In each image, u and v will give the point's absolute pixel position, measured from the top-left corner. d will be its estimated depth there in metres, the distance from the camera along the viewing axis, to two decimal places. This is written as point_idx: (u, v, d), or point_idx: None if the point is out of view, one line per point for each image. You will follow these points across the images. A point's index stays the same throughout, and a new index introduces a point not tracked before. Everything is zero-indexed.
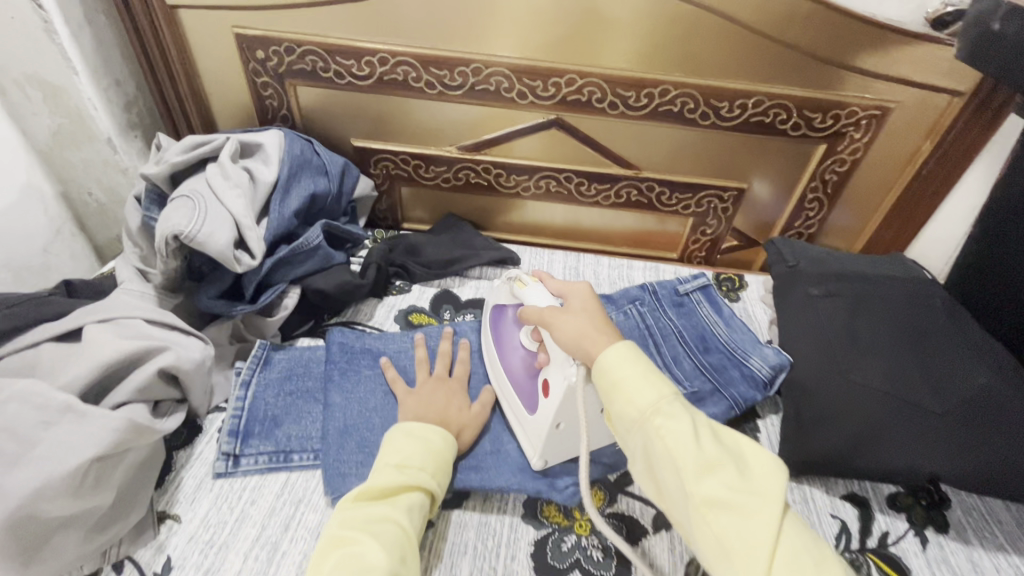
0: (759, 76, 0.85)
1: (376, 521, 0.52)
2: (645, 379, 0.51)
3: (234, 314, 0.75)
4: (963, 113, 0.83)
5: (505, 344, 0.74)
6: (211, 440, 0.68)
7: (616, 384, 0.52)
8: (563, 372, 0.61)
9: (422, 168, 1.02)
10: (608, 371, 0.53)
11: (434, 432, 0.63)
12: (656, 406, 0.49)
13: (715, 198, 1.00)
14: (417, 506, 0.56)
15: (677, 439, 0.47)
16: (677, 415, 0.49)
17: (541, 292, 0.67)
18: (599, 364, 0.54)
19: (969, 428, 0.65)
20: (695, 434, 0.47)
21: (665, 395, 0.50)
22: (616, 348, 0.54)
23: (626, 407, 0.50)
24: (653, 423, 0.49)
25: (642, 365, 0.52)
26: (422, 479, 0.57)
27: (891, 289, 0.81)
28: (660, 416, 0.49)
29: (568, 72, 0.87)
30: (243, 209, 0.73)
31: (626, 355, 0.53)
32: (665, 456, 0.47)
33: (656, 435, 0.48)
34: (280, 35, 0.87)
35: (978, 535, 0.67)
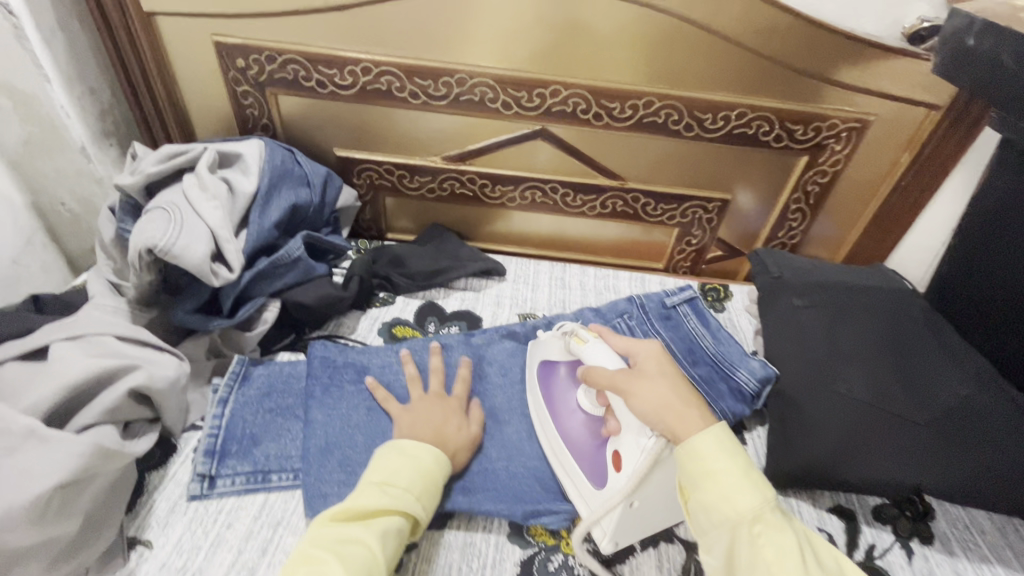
0: (741, 88, 0.86)
1: (345, 544, 0.51)
2: (746, 478, 0.48)
3: (211, 328, 0.72)
4: (940, 126, 0.85)
5: (559, 407, 0.71)
6: (186, 461, 0.66)
7: (713, 476, 0.49)
8: (638, 442, 0.58)
9: (406, 178, 1.00)
10: (705, 459, 0.50)
11: (426, 451, 0.60)
12: (758, 515, 0.46)
13: (700, 209, 1.01)
14: (393, 530, 0.54)
15: (779, 555, 0.45)
16: (779, 527, 0.46)
17: (602, 352, 0.65)
18: (694, 451, 0.50)
19: (950, 438, 0.66)
20: (798, 552, 0.45)
21: (766, 500, 0.48)
22: (715, 435, 0.51)
23: (722, 506, 0.47)
24: (751, 531, 0.46)
25: (743, 462, 0.49)
26: (402, 501, 0.55)
27: (873, 300, 0.82)
28: (761, 524, 0.46)
29: (553, 84, 0.86)
30: (221, 221, 0.71)
31: (726, 447, 0.50)
32: (763, 572, 0.44)
33: (753, 545, 0.46)
34: (261, 44, 0.86)
35: (962, 546, 0.67)
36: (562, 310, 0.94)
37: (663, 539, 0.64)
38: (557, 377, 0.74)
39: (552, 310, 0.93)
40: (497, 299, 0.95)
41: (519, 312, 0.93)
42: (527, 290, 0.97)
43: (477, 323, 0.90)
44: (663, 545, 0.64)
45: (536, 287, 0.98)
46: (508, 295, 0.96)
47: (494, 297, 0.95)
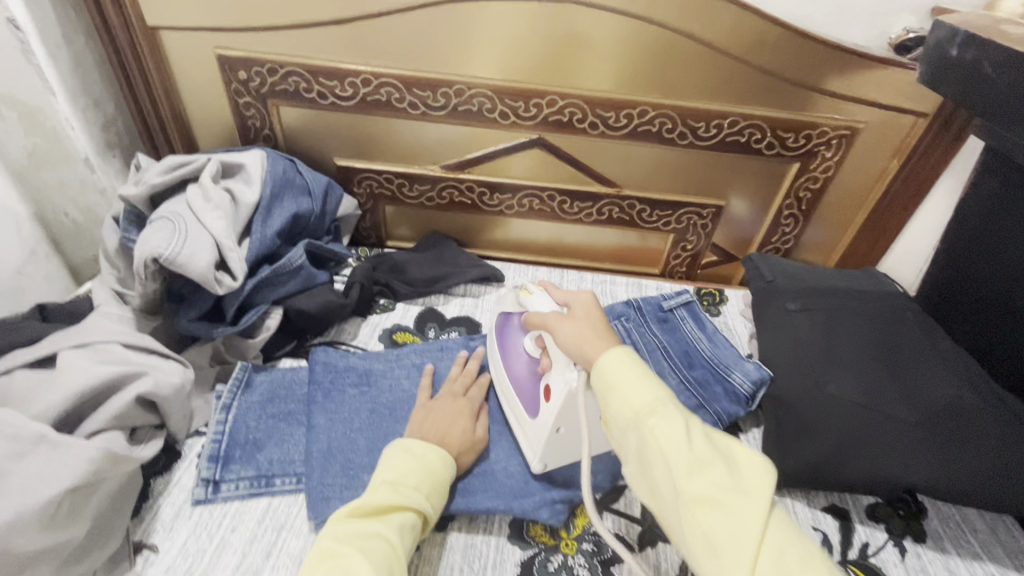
0: (734, 98, 0.88)
1: (365, 538, 0.52)
2: (642, 381, 0.51)
3: (215, 336, 0.73)
4: (928, 133, 0.87)
5: (509, 350, 0.74)
6: (191, 466, 0.67)
7: (614, 386, 0.51)
8: (564, 377, 0.61)
9: (406, 186, 1.02)
10: (606, 372, 0.52)
11: (432, 451, 0.62)
12: (650, 406, 0.49)
13: (694, 215, 1.02)
14: (409, 525, 0.55)
15: (670, 440, 0.46)
16: (671, 417, 0.48)
17: (545, 303, 0.68)
18: (599, 367, 0.53)
19: (941, 437, 0.67)
20: (689, 434, 0.47)
21: (660, 397, 0.50)
22: (616, 351, 0.54)
23: (621, 407, 0.50)
24: (647, 424, 0.48)
25: (637, 367, 0.52)
26: (414, 498, 0.56)
27: (865, 303, 0.83)
28: (655, 417, 0.48)
29: (550, 94, 0.88)
30: (224, 230, 0.73)
31: (623, 358, 0.53)
32: (658, 457, 0.46)
33: (648, 434, 0.47)
34: (263, 57, 0.87)
35: (955, 544, 0.68)
36: None
37: (661, 539, 0.65)
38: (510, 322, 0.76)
39: None
40: (496, 304, 0.96)
41: None
42: None
43: (476, 329, 0.91)
44: (661, 545, 0.65)
45: None
46: None
47: (493, 303, 0.96)
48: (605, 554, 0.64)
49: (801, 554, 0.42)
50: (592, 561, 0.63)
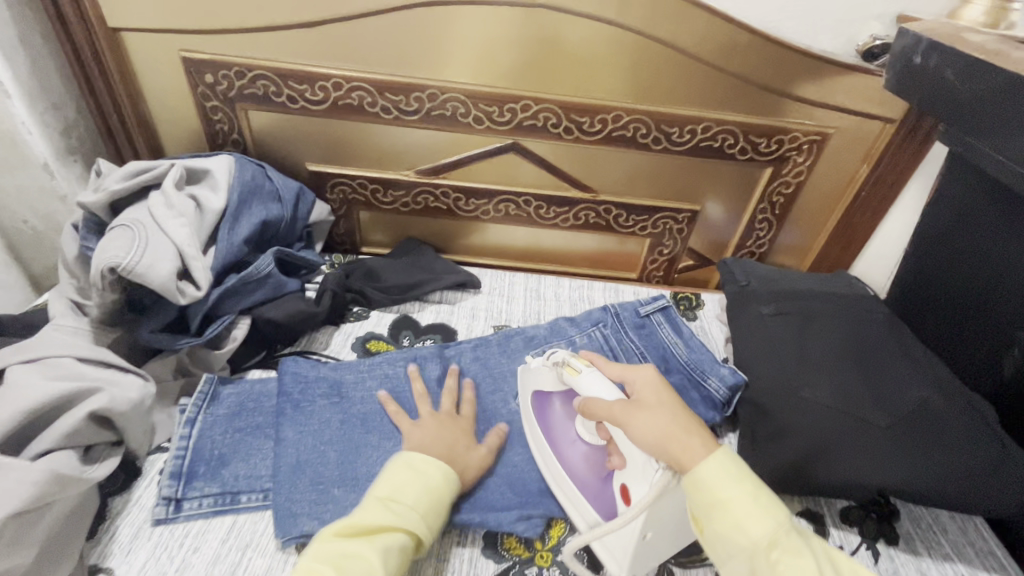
0: (707, 103, 0.88)
1: (347, 559, 0.51)
2: (755, 503, 0.47)
3: (179, 347, 0.71)
4: (895, 138, 0.88)
5: (562, 442, 0.70)
6: (151, 484, 0.64)
7: (725, 507, 0.47)
8: (645, 475, 0.55)
9: (380, 192, 1.00)
10: (715, 490, 0.48)
11: (435, 467, 0.61)
12: (772, 539, 0.46)
13: (670, 220, 1.03)
14: (396, 547, 0.53)
15: None
16: (796, 552, 0.45)
17: (598, 382, 0.64)
18: (697, 483, 0.49)
19: (911, 439, 0.67)
20: (817, 572, 0.45)
21: (779, 525, 0.47)
22: (713, 460, 0.50)
23: (736, 538, 0.46)
24: (769, 559, 0.45)
25: (749, 485, 0.48)
26: (405, 518, 0.55)
27: (838, 307, 0.84)
28: (778, 551, 0.45)
29: (524, 99, 0.88)
30: (188, 238, 0.70)
31: (731, 471, 0.49)
32: None
33: (774, 572, 0.45)
34: (230, 60, 0.85)
35: (926, 545, 0.69)
36: (537, 321, 0.94)
37: None
38: (557, 411, 0.73)
39: (526, 322, 0.94)
40: (472, 311, 0.95)
41: (494, 324, 0.93)
42: (502, 302, 0.98)
43: (452, 336, 0.90)
44: None
45: (511, 299, 0.98)
46: (483, 307, 0.96)
47: (469, 310, 0.95)
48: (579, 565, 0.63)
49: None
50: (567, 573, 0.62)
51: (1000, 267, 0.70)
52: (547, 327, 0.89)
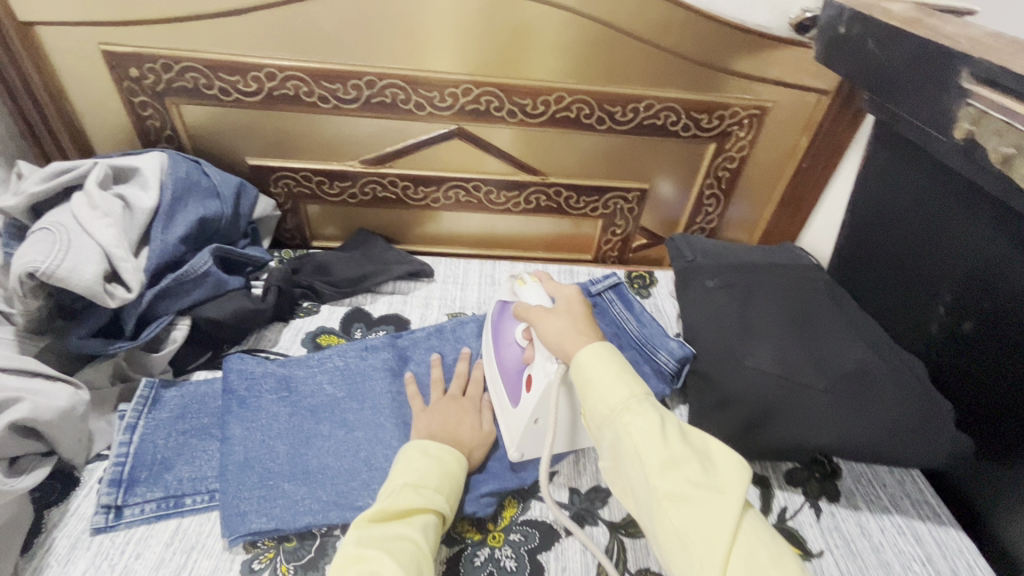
0: (648, 81, 0.89)
1: (393, 541, 0.52)
2: (618, 377, 0.52)
3: (113, 352, 0.69)
4: (831, 109, 0.90)
5: (499, 339, 0.73)
6: (91, 493, 0.63)
7: (591, 382, 0.53)
8: (543, 367, 0.62)
9: (326, 184, 0.98)
10: (584, 368, 0.54)
11: (449, 452, 0.63)
12: (627, 403, 0.50)
13: (620, 199, 1.03)
14: (432, 526, 0.56)
15: (643, 436, 0.48)
16: (647, 414, 0.49)
17: (534, 293, 0.68)
18: (575, 365, 0.55)
19: (847, 398, 0.69)
20: (666, 427, 0.49)
21: (637, 395, 0.51)
22: (591, 347, 0.55)
23: (598, 408, 0.51)
24: (622, 421, 0.49)
25: (617, 366, 0.53)
26: (434, 500, 0.57)
27: (780, 277, 0.86)
28: (629, 413, 0.49)
29: (464, 83, 0.87)
30: (115, 239, 0.68)
31: (603, 355, 0.54)
32: (633, 453, 0.48)
33: (622, 427, 0.49)
34: (154, 52, 0.82)
35: (866, 500, 0.72)
36: (491, 307, 0.94)
37: (587, 522, 0.66)
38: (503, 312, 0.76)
39: (480, 308, 0.93)
40: (426, 300, 0.94)
41: (448, 312, 0.92)
42: (456, 289, 0.97)
43: (405, 326, 0.89)
44: (588, 529, 0.65)
45: (465, 286, 0.98)
46: (437, 296, 0.95)
47: (423, 299, 0.94)
48: (532, 543, 0.63)
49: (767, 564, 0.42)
50: (519, 552, 0.63)
51: (929, 228, 0.72)
52: None
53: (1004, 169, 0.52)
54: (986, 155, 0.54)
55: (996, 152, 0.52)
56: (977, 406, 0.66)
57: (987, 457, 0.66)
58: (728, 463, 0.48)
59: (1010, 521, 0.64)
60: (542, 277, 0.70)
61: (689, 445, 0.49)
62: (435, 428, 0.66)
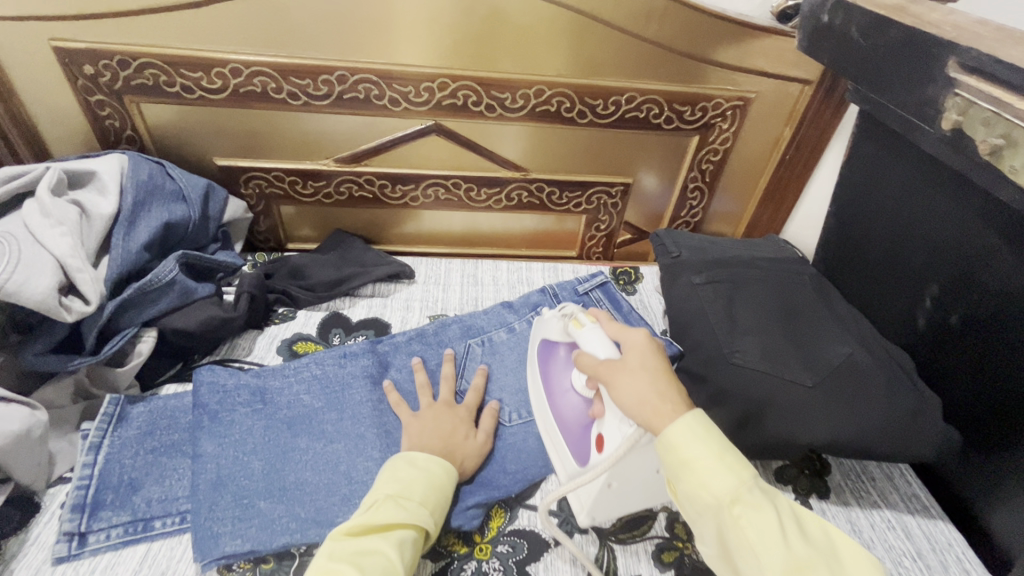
0: (629, 73, 0.86)
1: (363, 555, 0.50)
2: (721, 461, 0.48)
3: (73, 368, 0.65)
4: (814, 100, 0.89)
5: (553, 387, 0.69)
6: (52, 519, 0.59)
7: (690, 467, 0.48)
8: (622, 427, 0.56)
9: (299, 184, 0.94)
10: (680, 450, 0.49)
11: (438, 464, 0.60)
12: (739, 494, 0.46)
13: (604, 194, 1.01)
14: (410, 541, 0.53)
15: (759, 533, 0.45)
16: (758, 506, 0.46)
17: (597, 339, 0.62)
18: (669, 446, 0.49)
19: (837, 393, 0.68)
20: (780, 520, 0.46)
21: (742, 482, 0.47)
22: (681, 422, 0.50)
23: (703, 498, 0.47)
24: (731, 515, 0.46)
25: (718, 446, 0.49)
26: (417, 515, 0.55)
27: (767, 272, 0.84)
28: (739, 507, 0.46)
29: (440, 77, 0.84)
30: (71, 249, 0.64)
31: (699, 433, 0.49)
32: (747, 552, 0.45)
33: (735, 522, 0.46)
34: (109, 48, 0.78)
35: (856, 496, 0.71)
36: (474, 308, 0.91)
37: (577, 531, 0.64)
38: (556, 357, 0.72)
39: (463, 310, 0.91)
40: (406, 303, 0.91)
41: (430, 314, 0.90)
42: (437, 291, 0.94)
43: (386, 330, 0.86)
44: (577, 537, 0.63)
45: (447, 287, 0.95)
46: (418, 298, 0.92)
47: (403, 301, 0.91)
48: (520, 554, 0.62)
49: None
50: (508, 563, 0.61)
51: (915, 219, 0.71)
52: (483, 313, 0.86)
53: (991, 160, 0.51)
54: (974, 146, 0.53)
55: (985, 142, 0.51)
56: (966, 398, 0.66)
57: (974, 449, 0.66)
58: (842, 558, 0.46)
59: (997, 513, 0.64)
60: (600, 318, 0.66)
61: (801, 535, 0.46)
62: (417, 438, 0.64)
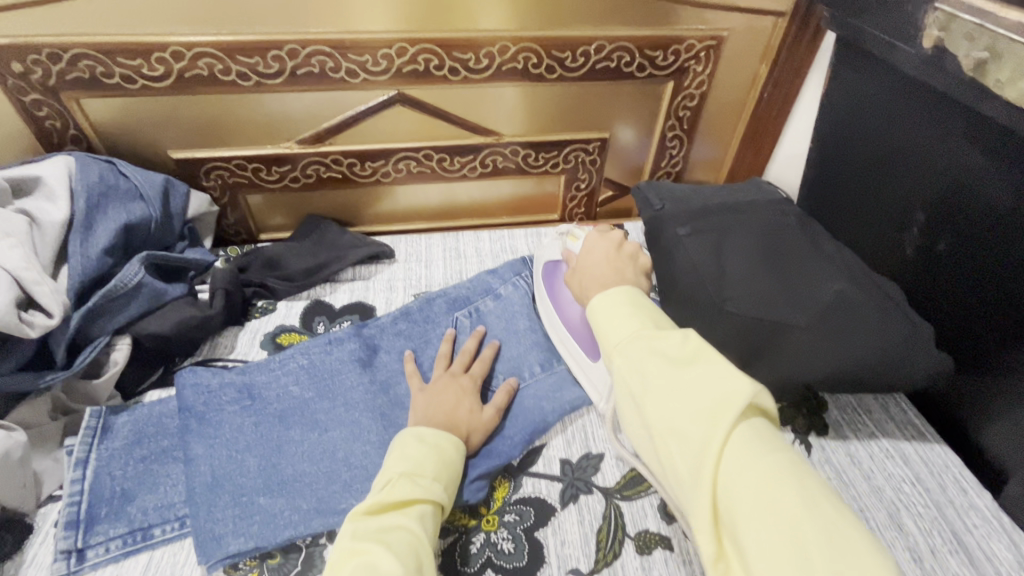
0: (595, 20, 0.82)
1: (388, 533, 0.49)
2: (624, 316, 0.54)
3: (45, 384, 0.62)
4: (789, 33, 0.86)
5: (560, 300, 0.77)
6: (48, 538, 0.58)
7: (602, 325, 0.55)
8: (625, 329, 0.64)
9: (263, 171, 0.90)
10: (599, 314, 0.56)
11: (446, 439, 0.59)
12: (632, 339, 0.51)
13: (581, 151, 0.98)
14: (429, 516, 0.53)
15: (635, 367, 0.49)
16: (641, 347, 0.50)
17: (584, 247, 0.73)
18: (591, 312, 0.58)
19: (834, 329, 0.66)
20: (661, 352, 0.49)
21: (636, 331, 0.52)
22: (605, 295, 0.57)
23: (607, 347, 0.53)
24: (616, 357, 0.51)
25: (626, 309, 0.55)
26: (432, 490, 0.54)
27: (751, 214, 0.82)
28: (622, 350, 0.51)
29: (398, 42, 0.79)
30: (23, 261, 0.61)
31: (611, 300, 0.56)
32: (629, 389, 0.49)
33: (621, 361, 0.50)
34: (37, 40, 0.72)
35: (853, 429, 0.71)
36: (459, 281, 0.89)
37: (581, 492, 0.64)
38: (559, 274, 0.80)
39: (448, 284, 0.88)
40: (389, 283, 0.89)
41: (414, 292, 0.87)
42: (420, 268, 0.92)
43: (371, 313, 0.84)
44: (584, 498, 0.63)
45: (429, 263, 0.93)
46: (401, 277, 0.90)
47: (386, 282, 0.89)
48: (527, 521, 0.61)
49: (759, 473, 0.39)
50: (516, 531, 0.61)
51: (901, 144, 0.69)
52: (465, 286, 0.83)
53: (975, 76, 0.49)
54: (956, 63, 0.51)
55: (969, 58, 0.49)
56: (953, 323, 0.66)
57: (966, 373, 0.66)
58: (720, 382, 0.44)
59: (992, 433, 0.64)
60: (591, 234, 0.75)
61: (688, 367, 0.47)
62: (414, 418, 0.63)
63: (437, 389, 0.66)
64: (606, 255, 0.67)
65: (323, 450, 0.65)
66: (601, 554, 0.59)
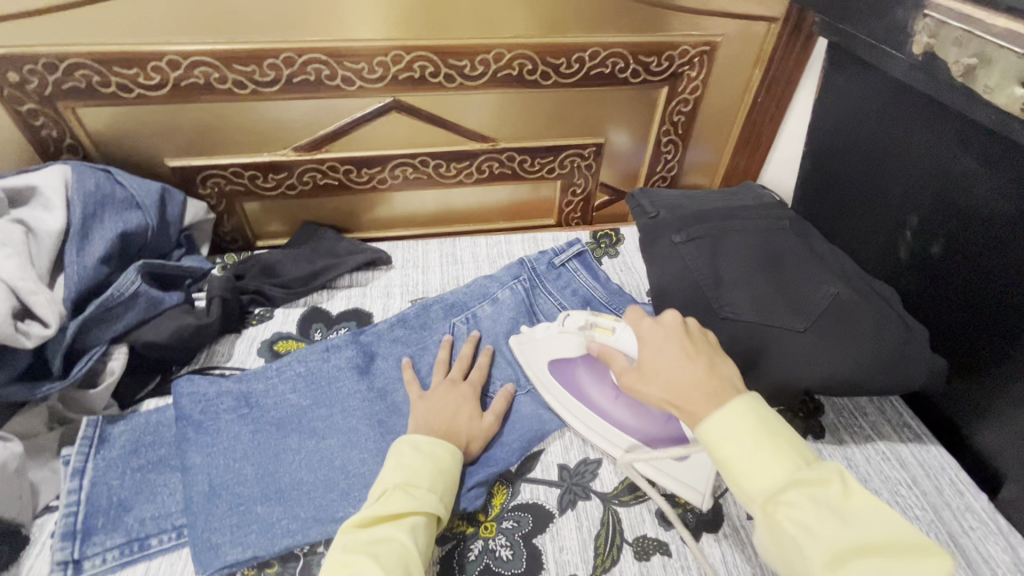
0: (589, 27, 0.83)
1: (378, 545, 0.49)
2: (768, 451, 0.45)
3: (41, 395, 0.62)
4: (782, 38, 0.87)
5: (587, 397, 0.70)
6: (44, 549, 0.58)
7: (734, 459, 0.46)
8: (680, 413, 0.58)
9: (260, 178, 0.90)
10: (723, 443, 0.46)
11: (443, 447, 0.59)
12: (792, 490, 0.43)
13: (577, 156, 0.98)
14: (422, 527, 0.52)
15: (802, 526, 0.41)
16: (803, 501, 0.42)
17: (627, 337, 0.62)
18: (708, 434, 0.47)
19: (831, 334, 0.66)
20: (826, 502, 0.42)
21: (789, 475, 0.44)
22: (723, 410, 0.47)
23: (746, 487, 0.45)
24: (769, 510, 0.43)
25: (761, 436, 0.46)
26: (426, 501, 0.54)
27: (747, 218, 0.82)
28: (777, 503, 0.43)
29: (393, 49, 0.79)
30: (19, 271, 0.61)
31: (745, 423, 0.46)
32: (789, 546, 0.42)
33: (782, 518, 0.42)
34: (33, 50, 0.72)
35: (849, 433, 0.72)
36: (456, 286, 0.89)
37: (579, 498, 0.64)
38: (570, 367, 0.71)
39: (445, 290, 0.88)
40: (386, 289, 0.89)
41: (411, 298, 0.87)
42: (417, 274, 0.92)
43: (368, 320, 0.84)
44: (582, 504, 0.63)
45: (426, 269, 0.93)
46: (398, 283, 0.90)
47: (383, 288, 0.89)
48: (526, 528, 0.61)
49: None
50: (514, 537, 0.61)
51: (895, 148, 0.69)
52: (464, 291, 0.82)
53: (965, 82, 0.50)
54: (947, 69, 0.52)
55: (958, 64, 0.50)
56: (948, 326, 0.67)
57: (960, 376, 0.66)
58: (907, 551, 0.40)
59: (987, 435, 0.65)
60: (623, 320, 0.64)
61: (858, 518, 0.42)
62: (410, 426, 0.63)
63: (435, 395, 0.67)
64: (680, 350, 0.53)
65: (320, 458, 0.64)
66: (599, 560, 0.59)
